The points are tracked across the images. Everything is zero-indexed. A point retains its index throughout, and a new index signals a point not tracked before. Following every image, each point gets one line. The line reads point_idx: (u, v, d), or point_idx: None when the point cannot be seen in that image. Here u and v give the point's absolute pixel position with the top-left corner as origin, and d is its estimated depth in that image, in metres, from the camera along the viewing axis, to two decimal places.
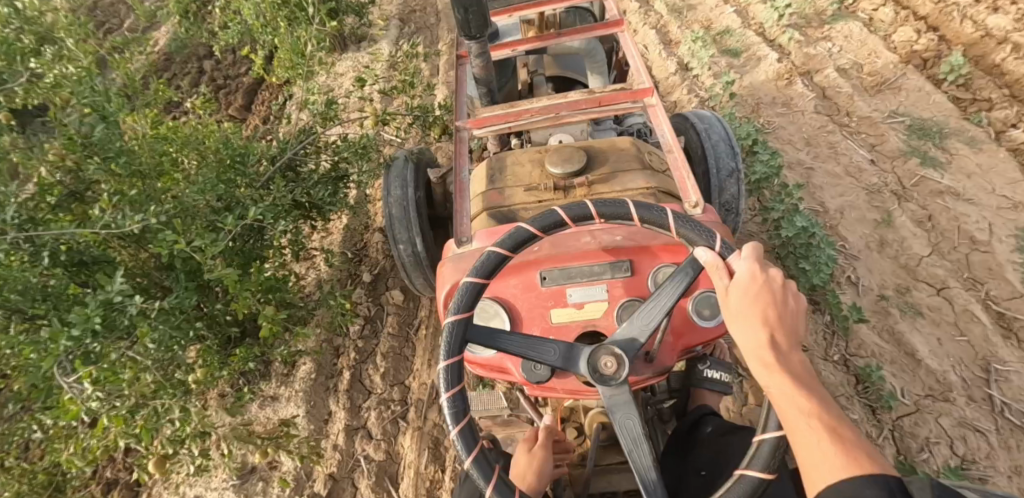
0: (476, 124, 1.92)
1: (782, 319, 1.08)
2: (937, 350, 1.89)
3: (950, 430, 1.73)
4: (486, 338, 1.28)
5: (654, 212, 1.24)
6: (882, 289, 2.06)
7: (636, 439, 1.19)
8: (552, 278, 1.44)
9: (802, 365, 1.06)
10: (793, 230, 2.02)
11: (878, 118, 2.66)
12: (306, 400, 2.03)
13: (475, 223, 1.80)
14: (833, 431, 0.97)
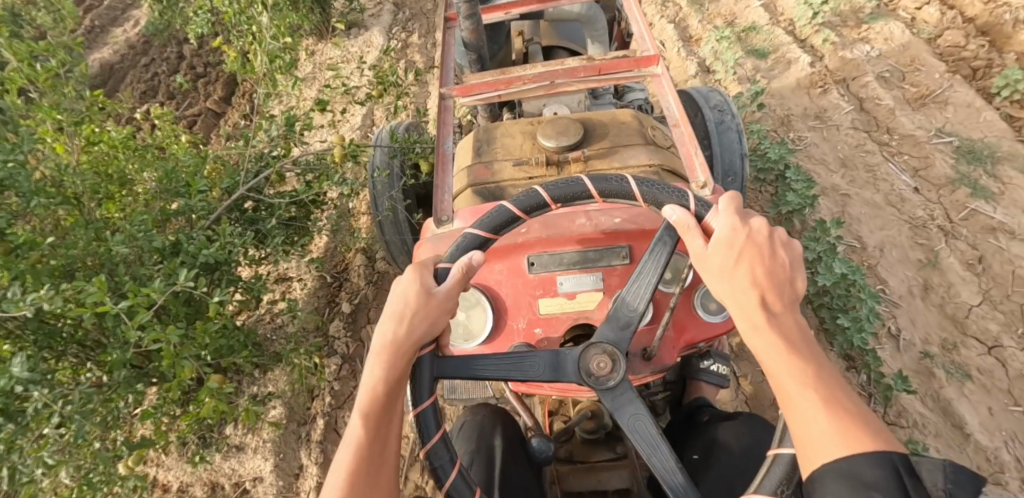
0: (462, 92, 1.61)
1: (773, 273, 0.89)
2: (987, 423, 1.66)
3: None
4: (460, 367, 1.02)
5: (613, 182, 1.01)
6: (926, 345, 1.82)
7: (653, 441, 0.95)
8: (542, 265, 1.19)
9: (800, 328, 0.87)
10: (831, 278, 1.79)
11: (922, 137, 2.38)
12: (274, 452, 1.82)
13: (457, 201, 1.52)
14: (831, 401, 0.79)
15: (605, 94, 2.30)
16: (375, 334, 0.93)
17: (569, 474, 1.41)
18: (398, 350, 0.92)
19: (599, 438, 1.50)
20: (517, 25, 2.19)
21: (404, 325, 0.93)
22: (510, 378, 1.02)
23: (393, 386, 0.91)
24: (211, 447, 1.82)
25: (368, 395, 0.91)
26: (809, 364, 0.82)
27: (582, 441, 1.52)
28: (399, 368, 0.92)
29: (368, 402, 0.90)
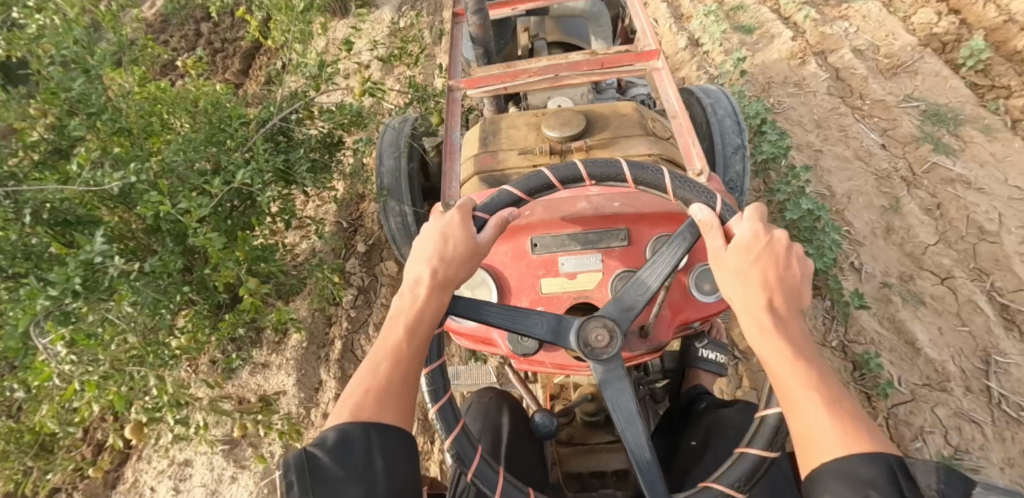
0: (471, 85, 1.79)
1: (783, 278, 0.95)
2: (937, 339, 1.85)
3: (945, 419, 1.70)
4: (470, 307, 1.09)
5: (649, 171, 1.12)
6: (886, 276, 2.01)
7: (630, 417, 1.00)
8: (544, 246, 1.30)
9: (805, 334, 0.93)
10: (798, 213, 2.01)
11: (892, 102, 2.58)
12: (296, 368, 2.04)
13: (466, 188, 1.72)
14: (831, 403, 0.85)
15: (608, 89, 2.52)
16: (419, 266, 1.04)
17: (570, 457, 1.48)
18: (439, 283, 1.03)
19: (599, 422, 1.56)
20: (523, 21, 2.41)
21: (447, 262, 1.04)
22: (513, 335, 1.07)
23: (433, 312, 1.02)
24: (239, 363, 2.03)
25: (411, 317, 1.01)
26: (812, 368, 0.88)
27: (583, 424, 1.58)
28: (438, 299, 1.02)
29: (408, 320, 1.00)
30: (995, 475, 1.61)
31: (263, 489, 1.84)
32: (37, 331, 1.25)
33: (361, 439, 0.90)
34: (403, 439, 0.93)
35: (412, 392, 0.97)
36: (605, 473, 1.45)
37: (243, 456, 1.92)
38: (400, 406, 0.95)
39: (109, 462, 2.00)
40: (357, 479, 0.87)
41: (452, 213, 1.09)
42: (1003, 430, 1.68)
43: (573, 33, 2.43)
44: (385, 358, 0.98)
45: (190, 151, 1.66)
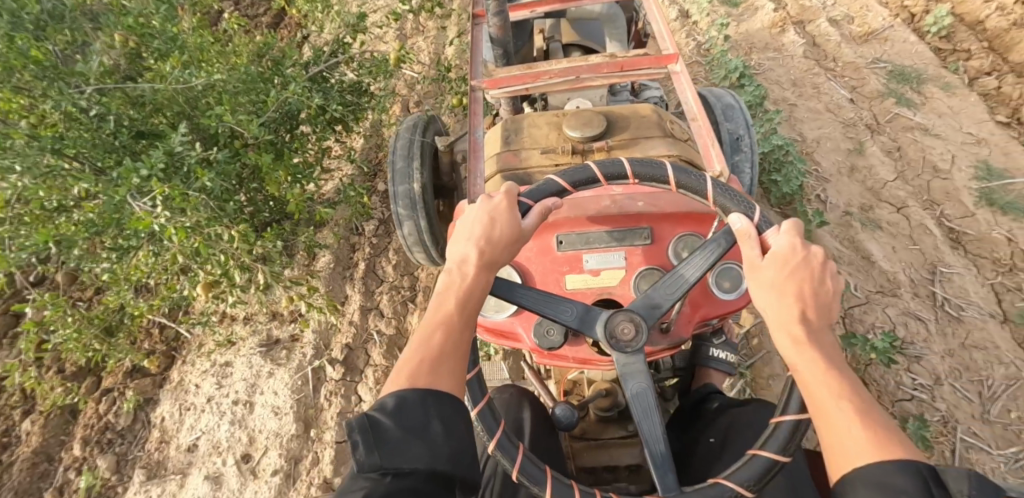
0: (492, 85, 1.88)
1: (818, 294, 0.99)
2: (890, 255, 2.10)
3: (895, 317, 1.94)
4: (504, 290, 1.16)
5: (692, 176, 1.16)
6: (848, 207, 2.26)
7: (649, 410, 1.05)
8: (569, 243, 1.36)
9: (834, 349, 0.96)
10: (769, 147, 2.28)
11: (862, 64, 2.83)
12: (326, 283, 2.32)
13: (489, 185, 1.77)
14: (863, 413, 0.87)
15: (622, 91, 2.57)
16: (466, 245, 1.07)
17: (583, 451, 1.52)
18: (486, 263, 1.07)
19: (612, 416, 1.61)
20: (540, 22, 2.52)
21: (493, 244, 1.07)
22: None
23: (480, 291, 1.06)
24: None
25: (460, 291, 1.05)
26: (843, 380, 0.91)
27: (597, 419, 1.63)
28: (486, 278, 1.07)
29: (458, 296, 1.04)
30: (935, 361, 1.85)
31: (296, 382, 2.09)
32: (133, 199, 1.56)
33: (419, 404, 0.90)
34: (459, 409, 0.93)
35: (463, 365, 0.99)
36: (618, 468, 1.45)
37: (278, 356, 2.19)
38: (453, 374, 0.97)
39: (159, 365, 2.28)
40: (419, 440, 0.86)
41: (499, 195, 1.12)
42: (945, 326, 1.92)
43: (588, 35, 2.51)
44: (437, 329, 1.01)
45: (250, 83, 1.96)
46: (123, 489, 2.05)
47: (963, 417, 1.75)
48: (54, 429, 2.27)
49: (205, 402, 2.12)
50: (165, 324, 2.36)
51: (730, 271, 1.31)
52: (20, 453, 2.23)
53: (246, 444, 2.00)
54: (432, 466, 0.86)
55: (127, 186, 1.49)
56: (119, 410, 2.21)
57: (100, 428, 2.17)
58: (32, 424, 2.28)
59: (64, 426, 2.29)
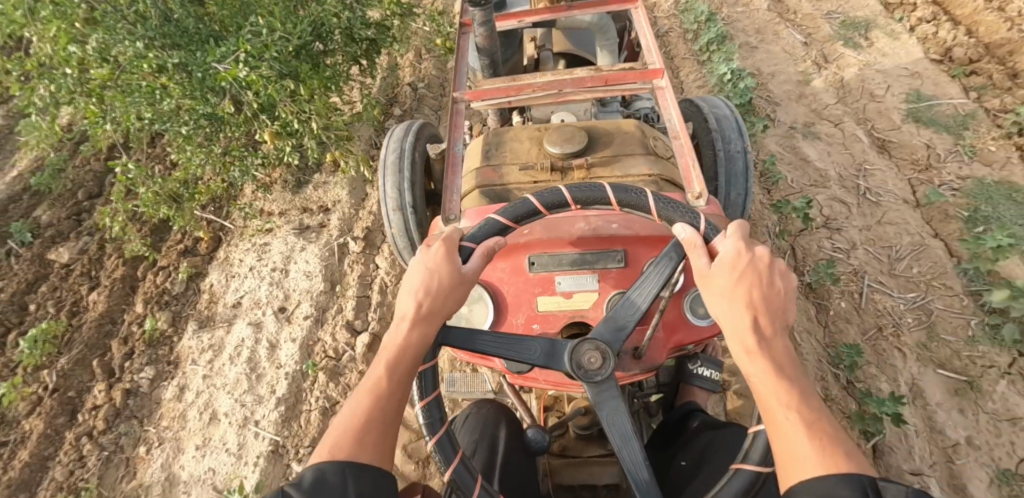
0: (475, 96, 2.02)
1: (768, 296, 1.02)
2: (824, 157, 2.49)
3: (823, 201, 2.33)
4: (462, 338, 1.20)
5: (633, 194, 1.21)
6: (794, 123, 2.65)
7: (627, 435, 1.10)
8: (541, 264, 1.42)
9: (787, 352, 0.98)
10: (715, 76, 2.85)
11: (818, 15, 3.19)
12: (349, 184, 2.77)
13: (467, 200, 1.86)
14: (811, 423, 0.90)
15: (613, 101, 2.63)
16: (407, 299, 1.09)
17: None
18: (423, 316, 1.08)
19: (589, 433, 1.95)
20: (531, 31, 2.73)
21: (433, 296, 1.09)
22: (510, 356, 1.19)
23: (416, 346, 1.06)
24: (304, 183, 2.84)
25: (393, 349, 1.05)
26: (793, 390, 0.94)
27: (579, 438, 1.79)
28: (422, 332, 1.07)
29: (390, 357, 1.04)
30: (852, 232, 2.23)
31: (324, 253, 2.53)
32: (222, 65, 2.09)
33: (338, 480, 0.90)
34: (382, 481, 0.94)
35: (390, 431, 0.99)
36: (596, 484, 1.87)
37: (310, 236, 2.64)
38: (380, 443, 0.97)
39: (209, 246, 2.72)
40: None
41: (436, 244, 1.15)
42: (865, 209, 2.30)
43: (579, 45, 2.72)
44: (367, 393, 1.01)
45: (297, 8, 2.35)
46: (178, 337, 2.46)
47: (873, 270, 2.12)
48: (117, 298, 2.68)
49: (247, 271, 2.57)
50: (212, 219, 2.80)
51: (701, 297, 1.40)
52: (89, 317, 2.65)
53: (282, 299, 2.42)
54: None
55: (215, 55, 2.06)
56: (175, 280, 2.64)
57: (159, 293, 2.60)
58: (101, 294, 2.71)
59: (125, 297, 2.70)
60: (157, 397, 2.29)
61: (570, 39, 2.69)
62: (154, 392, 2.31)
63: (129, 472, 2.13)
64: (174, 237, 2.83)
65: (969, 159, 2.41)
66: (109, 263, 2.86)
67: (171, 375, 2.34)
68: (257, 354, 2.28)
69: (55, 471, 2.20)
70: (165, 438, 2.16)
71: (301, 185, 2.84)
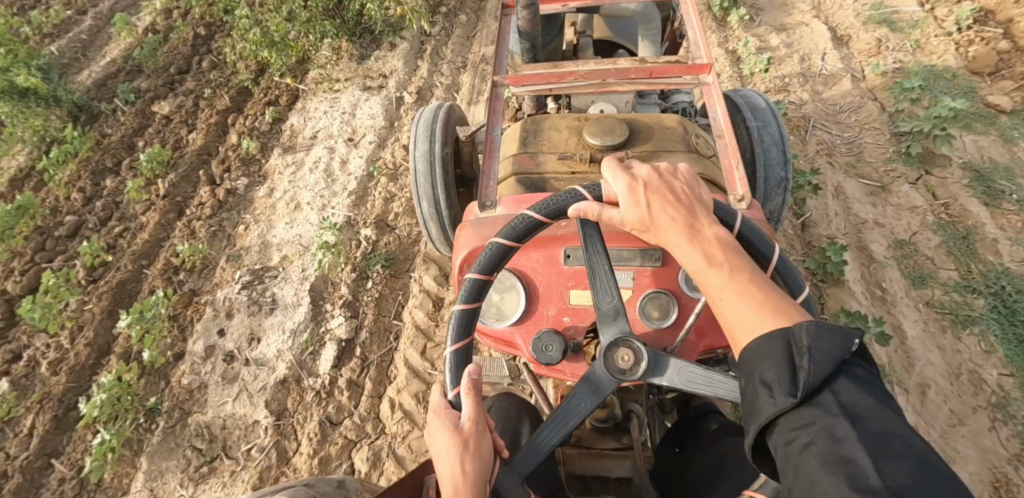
0: (515, 81, 1.97)
1: (679, 203, 1.05)
2: (793, 45, 3.05)
3: (787, 74, 2.91)
4: (529, 455, 1.07)
5: (514, 225, 1.14)
6: (772, 24, 3.22)
7: (707, 373, 1.08)
8: (577, 257, 1.35)
9: (719, 238, 1.00)
10: None
11: None
12: (403, 57, 3.38)
13: (503, 186, 1.88)
14: (746, 294, 0.92)
15: (651, 95, 2.70)
16: (444, 469, 0.96)
17: (575, 458, 1.41)
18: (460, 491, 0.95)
19: (608, 428, 1.46)
20: (572, 16, 2.74)
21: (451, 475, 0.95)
22: (568, 434, 1.09)
23: None
24: (368, 56, 3.46)
25: None
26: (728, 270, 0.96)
27: (592, 428, 1.47)
28: None
29: None
30: (803, 94, 2.82)
31: (385, 102, 3.15)
32: None
33: None
34: None
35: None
36: (608, 479, 1.39)
37: (373, 89, 3.27)
38: None
39: (288, 99, 3.34)
40: None
41: (429, 425, 1.02)
42: (818, 79, 2.86)
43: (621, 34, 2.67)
44: None
45: None
46: (265, 159, 3.09)
47: (818, 118, 2.71)
48: (213, 136, 3.31)
49: (323, 114, 3.19)
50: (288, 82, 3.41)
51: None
52: (189, 150, 3.28)
53: (351, 133, 3.05)
54: None
55: None
56: (262, 122, 3.27)
57: (250, 129, 3.23)
58: (199, 135, 3.34)
59: (218, 136, 3.33)
60: (251, 197, 2.93)
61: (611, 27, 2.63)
62: (249, 193, 2.94)
63: (231, 241, 2.76)
64: (257, 95, 3.45)
65: (913, 51, 2.91)
66: (202, 115, 3.46)
67: (262, 183, 2.98)
68: (331, 166, 2.92)
69: (171, 245, 2.82)
70: (260, 221, 2.79)
71: (365, 57, 3.46)
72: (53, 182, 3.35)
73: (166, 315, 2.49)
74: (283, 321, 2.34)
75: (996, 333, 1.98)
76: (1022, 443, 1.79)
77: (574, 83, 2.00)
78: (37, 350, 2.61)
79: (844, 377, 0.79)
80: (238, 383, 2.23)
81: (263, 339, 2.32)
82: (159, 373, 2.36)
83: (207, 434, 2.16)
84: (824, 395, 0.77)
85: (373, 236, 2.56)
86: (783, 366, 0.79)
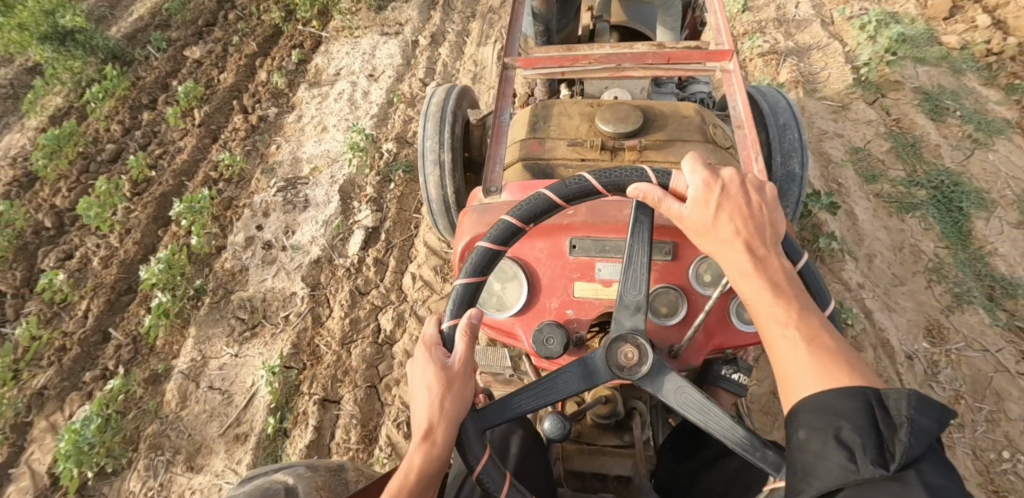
0: (525, 64, 1.90)
1: (756, 215, 0.91)
2: None
3: (764, 20, 3.21)
4: (500, 411, 1.01)
5: (572, 184, 1.04)
6: None
7: (704, 406, 0.97)
8: (583, 248, 1.28)
9: (784, 268, 0.88)
10: None
11: None
12: (418, 8, 3.72)
13: (509, 171, 1.81)
14: (812, 338, 0.80)
15: (667, 84, 2.56)
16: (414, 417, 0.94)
17: (574, 455, 1.42)
18: (426, 433, 0.93)
19: (610, 425, 1.46)
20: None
21: (431, 404, 0.94)
22: (546, 406, 1.02)
23: (422, 469, 0.93)
24: (385, 8, 3.79)
25: (401, 476, 0.93)
26: (793, 305, 0.84)
27: (593, 424, 1.47)
28: (425, 453, 0.93)
29: (399, 482, 0.93)
30: (776, 35, 3.11)
31: (401, 44, 3.48)
32: None
33: None
34: None
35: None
36: (607, 477, 1.41)
37: (390, 35, 3.60)
38: None
39: (311, 44, 3.66)
40: None
41: (417, 352, 0.99)
42: (792, 23, 3.17)
43: (640, 19, 2.49)
44: None
45: None
46: (292, 93, 3.40)
47: (791, 54, 3.00)
48: (242, 76, 3.61)
49: (345, 55, 3.51)
50: (311, 30, 3.74)
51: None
52: (221, 87, 3.58)
53: (371, 69, 3.37)
54: None
55: None
56: (288, 62, 3.58)
57: (278, 68, 3.55)
58: (229, 75, 3.64)
59: (247, 76, 3.63)
60: (281, 122, 3.24)
61: (630, 10, 2.46)
62: (279, 120, 3.25)
63: (264, 158, 3.06)
64: (281, 42, 3.76)
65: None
66: (231, 59, 3.76)
67: (291, 111, 3.29)
68: (354, 96, 3.23)
69: (209, 163, 3.12)
70: (290, 140, 3.10)
71: (382, 9, 3.78)
72: (94, 116, 3.63)
73: (210, 214, 2.75)
74: (316, 215, 2.66)
75: (935, 216, 2.30)
76: (952, 297, 2.09)
77: (587, 67, 1.94)
78: (89, 249, 2.90)
79: (931, 463, 0.66)
80: (277, 264, 2.54)
81: (298, 229, 2.63)
82: (202, 261, 2.64)
83: (249, 306, 2.44)
84: (909, 473, 0.64)
85: (394, 149, 2.88)
86: (869, 427, 0.67)
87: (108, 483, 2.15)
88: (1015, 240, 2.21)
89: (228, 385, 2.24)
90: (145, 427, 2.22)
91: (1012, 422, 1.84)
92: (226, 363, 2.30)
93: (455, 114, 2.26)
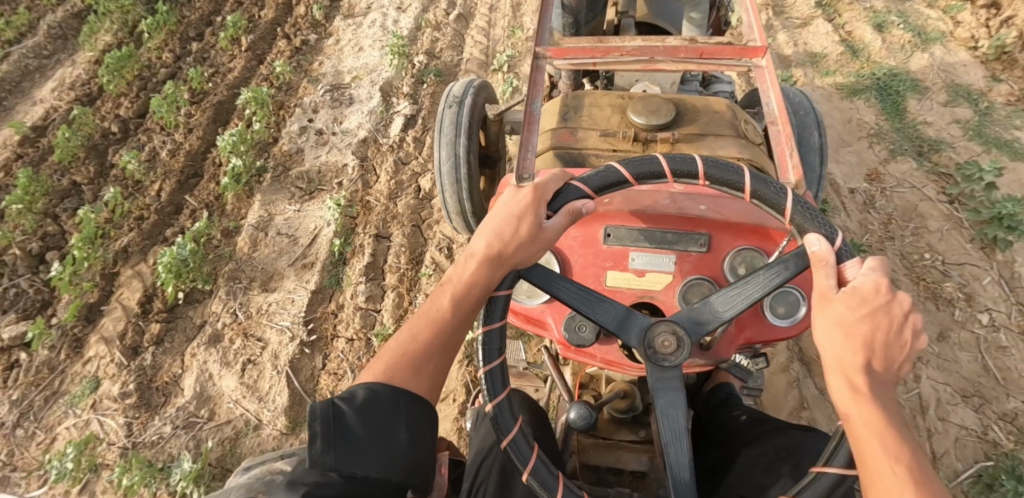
0: (557, 54, 1.87)
1: (890, 345, 0.90)
2: None
3: None
4: (542, 279, 1.13)
5: (730, 171, 1.09)
6: None
7: (678, 434, 1.02)
8: (617, 237, 1.34)
9: (896, 406, 0.87)
10: None
11: None
12: None
13: (541, 159, 1.80)
14: (922, 484, 0.78)
15: (692, 81, 2.54)
16: (478, 239, 1.12)
17: (590, 448, 1.47)
18: (493, 257, 1.10)
19: (626, 419, 1.52)
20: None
21: (506, 241, 1.10)
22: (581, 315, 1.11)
23: (480, 289, 1.10)
24: None
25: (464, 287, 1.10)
26: (904, 444, 0.82)
27: (609, 419, 1.54)
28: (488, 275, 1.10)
29: (458, 290, 1.11)
30: None
31: None
32: None
33: (389, 401, 1.02)
34: (423, 419, 1.05)
35: (446, 361, 1.10)
36: (623, 472, 1.44)
37: None
38: (438, 366, 1.10)
39: None
40: (376, 448, 0.97)
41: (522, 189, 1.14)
42: None
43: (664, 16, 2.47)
44: (425, 325, 1.11)
45: None
46: (329, 23, 3.85)
47: None
48: (281, 12, 4.05)
49: None
50: None
51: (787, 295, 1.24)
52: (262, 21, 3.99)
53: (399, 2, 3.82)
54: (383, 472, 0.96)
55: None
56: None
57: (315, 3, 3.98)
58: (269, 11, 4.05)
59: (286, 11, 4.07)
60: (322, 46, 3.69)
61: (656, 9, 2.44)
62: (319, 44, 3.70)
63: (307, 72, 3.49)
64: None
65: None
66: None
67: (329, 36, 3.74)
68: (385, 23, 3.69)
69: (259, 77, 3.55)
70: (331, 58, 3.54)
71: None
72: (145, 46, 4.01)
73: (268, 108, 3.18)
74: (361, 108, 3.13)
75: (876, 99, 2.81)
76: (888, 152, 2.60)
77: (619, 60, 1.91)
78: (156, 144, 3.30)
79: None
80: (329, 145, 2.99)
81: (345, 119, 3.10)
82: (263, 145, 3.06)
83: (306, 177, 2.87)
84: None
85: (426, 61, 3.35)
86: None
87: (194, 307, 2.56)
88: (942, 113, 2.72)
89: (294, 231, 2.68)
90: (222, 267, 2.63)
91: (931, 234, 2.32)
92: (290, 217, 2.74)
93: (473, 107, 2.19)
